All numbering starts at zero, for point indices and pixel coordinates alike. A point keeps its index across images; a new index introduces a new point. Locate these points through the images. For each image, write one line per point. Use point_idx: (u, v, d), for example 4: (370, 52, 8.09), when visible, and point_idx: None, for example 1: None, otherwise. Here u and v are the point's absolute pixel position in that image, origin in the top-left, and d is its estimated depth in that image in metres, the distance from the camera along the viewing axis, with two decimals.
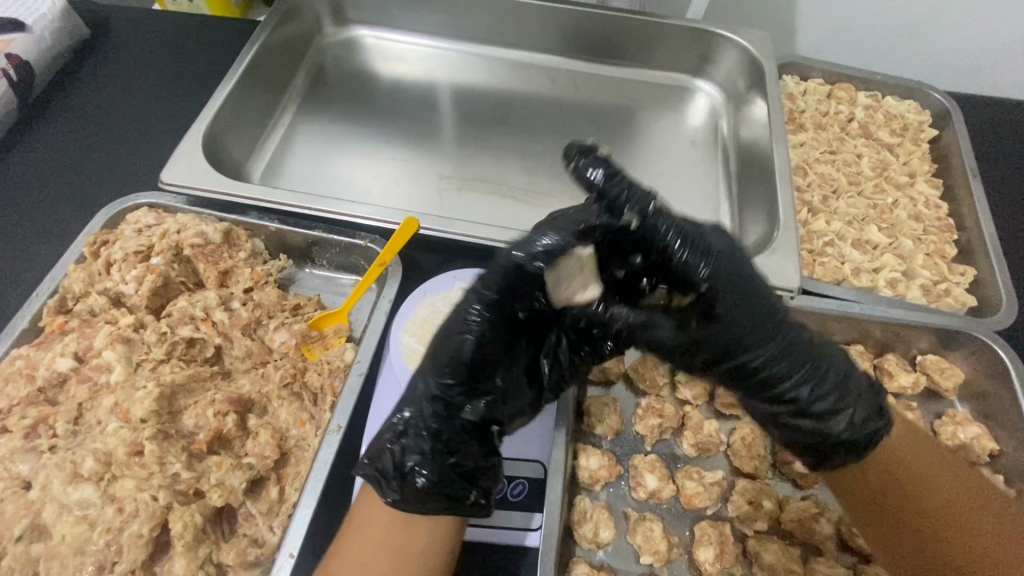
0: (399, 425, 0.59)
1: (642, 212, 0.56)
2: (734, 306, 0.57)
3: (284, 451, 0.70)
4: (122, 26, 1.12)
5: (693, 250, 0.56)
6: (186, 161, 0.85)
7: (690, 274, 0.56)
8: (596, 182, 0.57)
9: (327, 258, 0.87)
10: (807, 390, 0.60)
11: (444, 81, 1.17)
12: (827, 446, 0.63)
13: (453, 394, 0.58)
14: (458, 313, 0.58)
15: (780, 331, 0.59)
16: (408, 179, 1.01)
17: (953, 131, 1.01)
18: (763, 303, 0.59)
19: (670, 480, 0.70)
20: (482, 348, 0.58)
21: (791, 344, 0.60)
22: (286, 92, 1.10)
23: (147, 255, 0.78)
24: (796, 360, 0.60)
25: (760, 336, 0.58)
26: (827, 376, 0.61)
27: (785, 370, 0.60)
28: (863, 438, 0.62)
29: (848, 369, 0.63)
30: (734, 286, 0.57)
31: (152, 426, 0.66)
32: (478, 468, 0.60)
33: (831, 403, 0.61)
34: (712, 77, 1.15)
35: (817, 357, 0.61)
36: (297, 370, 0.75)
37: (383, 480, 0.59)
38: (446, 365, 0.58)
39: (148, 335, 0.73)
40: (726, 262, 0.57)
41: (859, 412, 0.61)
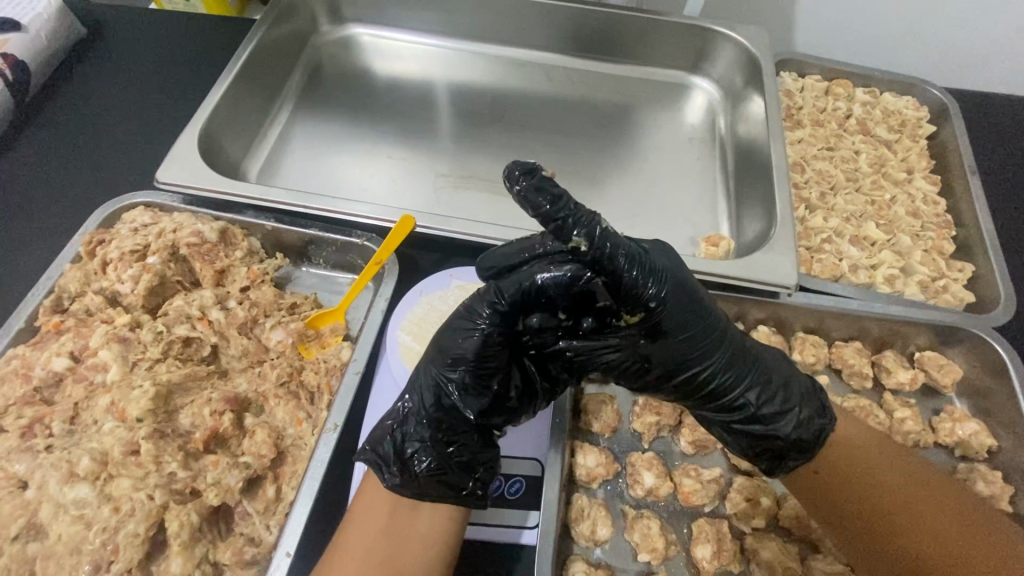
0: (403, 411, 0.61)
1: (590, 236, 0.53)
2: (681, 321, 0.58)
3: (281, 450, 0.69)
4: (118, 25, 1.12)
5: (641, 270, 0.55)
6: (181, 160, 0.84)
7: (638, 295, 0.55)
8: (543, 208, 0.52)
9: (324, 257, 0.87)
10: (753, 396, 0.61)
11: (440, 79, 1.16)
12: (774, 452, 0.62)
13: (453, 388, 0.60)
14: (465, 312, 0.60)
15: (722, 340, 0.60)
16: (404, 177, 1.00)
17: (952, 127, 1.01)
18: (707, 318, 0.59)
19: (667, 477, 0.70)
20: (485, 346, 0.59)
21: (735, 349, 0.61)
22: (283, 90, 1.10)
23: (143, 254, 0.78)
24: (739, 367, 0.61)
25: (703, 348, 0.59)
26: (772, 381, 0.62)
27: (732, 380, 0.61)
28: (811, 439, 0.61)
29: (789, 370, 0.65)
30: (680, 301, 0.58)
31: (148, 426, 0.65)
32: (476, 458, 0.60)
33: (777, 405, 0.61)
34: (709, 74, 1.15)
35: (757, 363, 0.62)
36: (293, 369, 0.75)
37: (382, 464, 0.60)
38: (451, 358, 0.60)
39: (144, 334, 0.73)
40: (671, 280, 0.57)
41: (803, 413, 0.62)
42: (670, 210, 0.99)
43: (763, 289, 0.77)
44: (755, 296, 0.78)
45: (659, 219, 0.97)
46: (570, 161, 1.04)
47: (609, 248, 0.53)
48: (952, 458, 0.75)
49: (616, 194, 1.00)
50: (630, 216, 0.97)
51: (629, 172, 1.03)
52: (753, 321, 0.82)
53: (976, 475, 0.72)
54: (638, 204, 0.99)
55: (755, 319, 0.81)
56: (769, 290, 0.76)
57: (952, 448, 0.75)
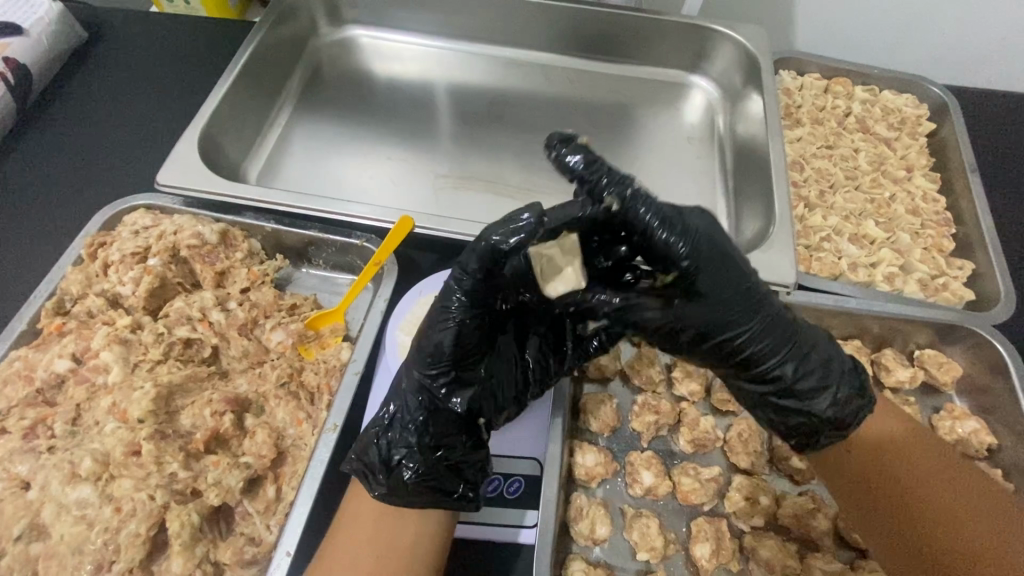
0: (386, 418, 0.61)
1: (622, 196, 0.53)
2: (716, 281, 0.55)
3: (281, 450, 0.70)
4: (118, 28, 1.13)
5: (671, 231, 0.53)
6: (181, 163, 0.85)
7: (671, 254, 0.53)
8: (578, 169, 0.53)
9: (323, 258, 0.87)
10: (792, 368, 0.59)
11: (440, 80, 1.16)
12: (808, 427, 0.62)
13: (438, 386, 0.60)
14: (439, 302, 0.58)
15: (763, 307, 0.58)
16: (404, 178, 1.01)
17: (951, 125, 1.01)
18: (746, 285, 0.56)
19: (666, 477, 0.70)
20: (462, 339, 0.58)
21: (772, 318, 0.58)
22: (283, 92, 1.11)
23: (144, 256, 0.79)
24: (780, 339, 0.58)
25: (741, 314, 0.56)
26: (810, 354, 0.60)
27: (769, 349, 0.58)
28: (846, 416, 0.61)
29: (830, 346, 0.62)
30: (715, 262, 0.54)
31: (149, 426, 0.66)
32: (464, 461, 0.61)
33: (816, 381, 0.60)
34: (708, 73, 1.15)
35: (799, 335, 0.60)
36: (294, 370, 0.75)
37: (370, 475, 0.60)
38: (429, 356, 0.59)
39: (145, 335, 0.74)
40: (706, 240, 0.55)
41: (841, 390, 0.61)
42: None
43: None
44: None
45: None
46: None
47: (641, 209, 0.53)
48: (952, 456, 0.75)
49: None
50: None
51: (630, 171, 1.03)
52: None
53: None
54: None
55: None
56: (767, 289, 0.76)
57: (951, 446, 0.75)
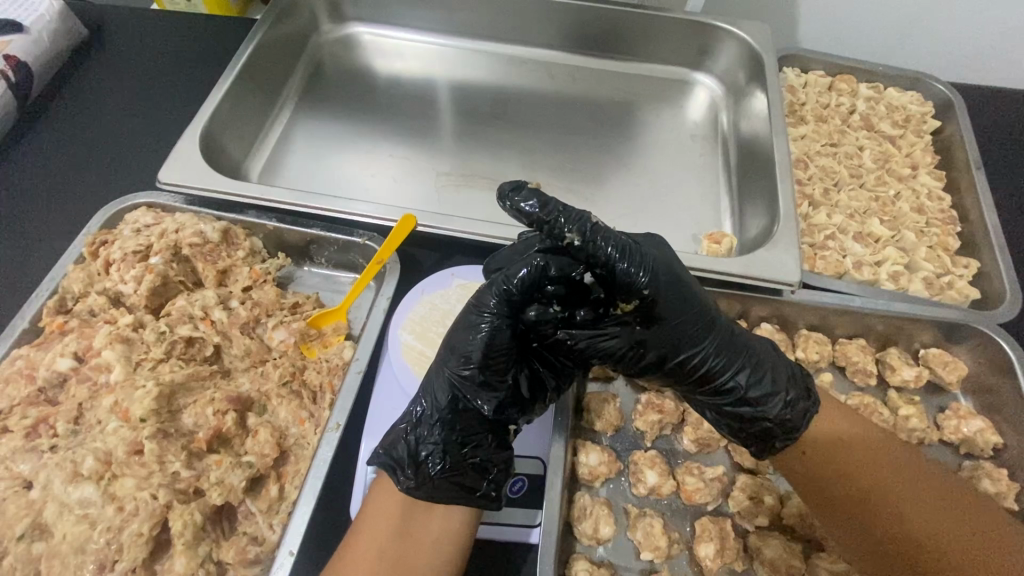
0: (417, 414, 0.62)
1: (581, 231, 0.56)
2: (675, 306, 0.58)
3: (284, 449, 0.70)
4: (121, 26, 1.12)
5: (631, 261, 0.56)
6: (184, 160, 0.85)
7: (632, 283, 0.56)
8: (534, 213, 0.56)
9: (326, 257, 0.87)
10: (745, 378, 0.62)
11: (442, 78, 1.16)
12: (762, 431, 0.63)
13: (469, 387, 0.60)
14: (474, 307, 0.61)
15: (715, 323, 0.61)
16: (405, 177, 1.00)
17: (956, 122, 1.00)
18: (699, 307, 0.60)
19: (670, 476, 0.70)
20: (494, 343, 0.60)
21: (725, 334, 0.61)
22: (284, 90, 1.10)
23: (146, 255, 0.78)
24: (730, 353, 0.61)
25: (698, 332, 0.60)
26: (761, 364, 0.63)
27: (724, 363, 0.61)
28: (798, 419, 0.62)
29: (775, 357, 0.65)
30: (670, 286, 0.58)
31: (151, 425, 0.66)
32: (491, 459, 0.61)
33: (768, 387, 0.62)
34: (712, 70, 1.14)
35: (750, 347, 0.63)
36: (296, 369, 0.75)
37: (397, 468, 0.60)
38: (464, 356, 0.60)
39: (147, 334, 0.73)
40: (662, 270, 0.58)
41: (791, 393, 0.62)
42: (673, 208, 0.98)
43: (767, 286, 0.76)
44: (758, 294, 0.77)
45: (662, 217, 0.97)
46: (571, 160, 1.04)
47: (599, 241, 0.55)
48: (957, 455, 0.75)
49: (617, 191, 0.99)
50: (631, 213, 0.97)
51: (633, 169, 1.03)
52: (756, 319, 0.81)
53: (981, 473, 0.71)
54: (641, 202, 0.98)
55: (759, 317, 0.81)
56: (771, 287, 0.76)
57: (956, 446, 0.74)
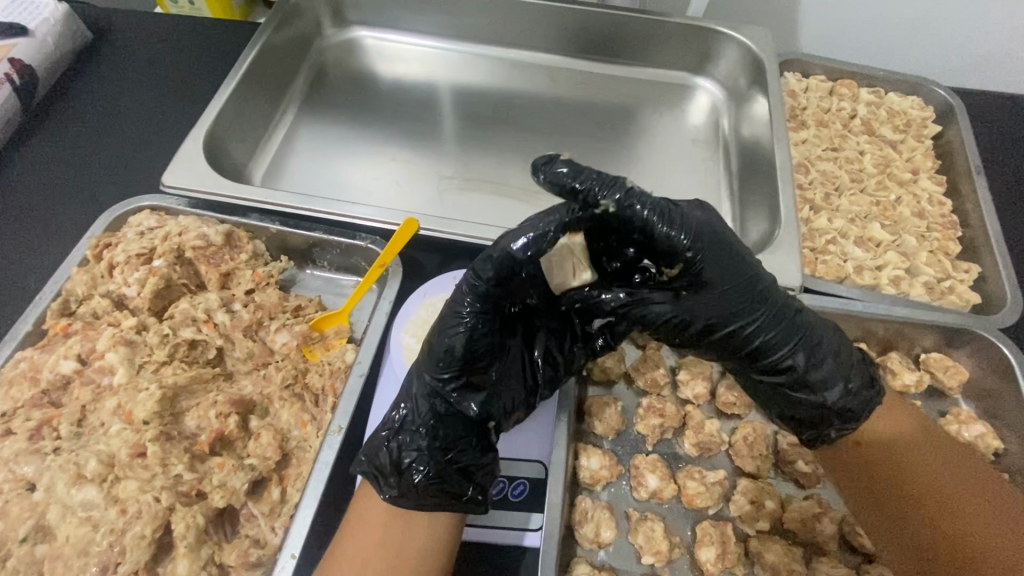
0: (397, 420, 0.62)
1: (618, 198, 0.55)
2: (722, 274, 0.58)
3: (286, 451, 0.70)
4: (124, 29, 1.13)
5: (670, 223, 0.56)
6: (187, 163, 0.85)
7: (674, 247, 0.56)
8: (566, 183, 0.55)
9: (328, 259, 0.87)
10: (802, 359, 0.61)
11: (445, 82, 1.17)
12: (819, 415, 0.63)
13: (451, 389, 0.61)
14: (450, 306, 0.59)
15: (769, 298, 0.60)
16: (407, 180, 1.01)
17: (957, 127, 1.00)
18: (749, 278, 0.59)
19: (671, 480, 0.70)
20: (473, 341, 0.59)
21: (780, 311, 0.60)
22: (287, 94, 1.11)
23: (149, 257, 0.79)
24: (787, 329, 0.60)
25: (750, 305, 0.59)
26: (818, 344, 0.62)
27: (780, 341, 0.60)
28: (859, 409, 0.62)
29: (838, 339, 0.64)
30: (715, 251, 0.58)
31: (154, 428, 0.66)
32: (474, 464, 0.61)
33: (827, 370, 0.61)
34: (713, 75, 1.14)
35: (807, 326, 0.61)
36: (298, 371, 0.75)
37: (380, 476, 0.61)
38: (441, 360, 0.60)
39: (150, 336, 0.74)
40: (707, 234, 0.58)
41: (853, 379, 0.62)
42: None
43: None
44: None
45: None
46: None
47: (636, 206, 0.55)
48: None
49: None
50: None
51: (635, 174, 1.03)
52: None
53: None
54: None
55: None
56: (774, 291, 0.76)
57: None
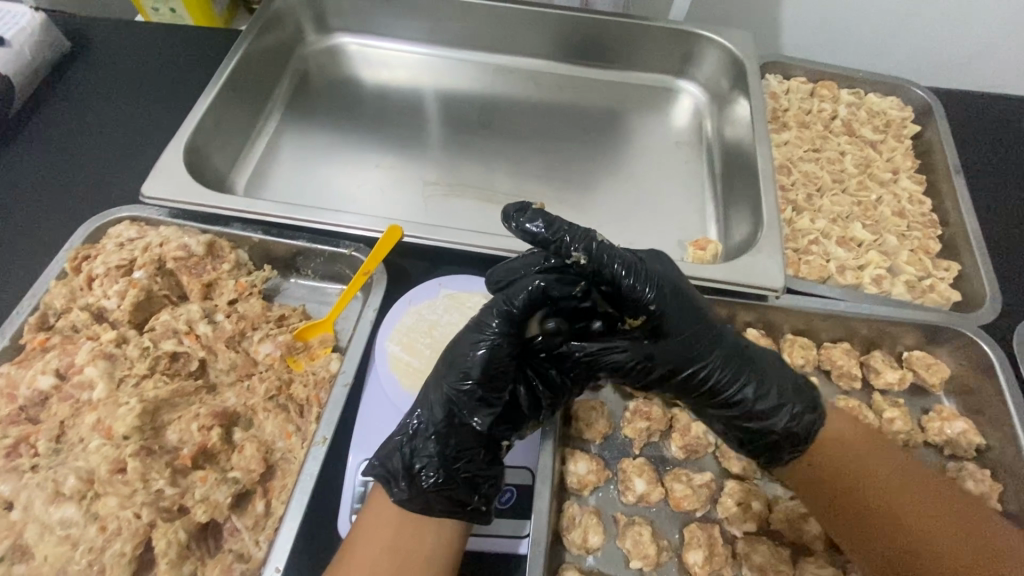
0: (412, 426, 0.62)
1: (588, 250, 0.58)
2: (678, 319, 0.61)
3: (271, 463, 0.69)
4: (102, 38, 1.11)
5: (637, 277, 0.59)
6: (166, 174, 0.84)
7: (639, 299, 0.59)
8: (541, 233, 0.59)
9: (312, 268, 0.86)
10: (752, 392, 0.63)
11: (429, 88, 1.16)
12: (769, 444, 0.64)
13: (466, 402, 0.61)
14: (477, 324, 0.61)
15: (721, 339, 0.63)
16: (392, 186, 1.00)
17: (935, 127, 1.02)
18: (701, 322, 0.62)
19: (658, 483, 0.70)
20: (493, 362, 0.60)
21: (728, 349, 0.63)
22: (270, 102, 1.10)
23: (129, 269, 0.78)
24: (737, 364, 0.63)
25: (702, 347, 0.62)
26: (765, 378, 0.64)
27: (729, 377, 0.62)
28: (803, 432, 0.63)
29: (780, 367, 0.66)
30: (675, 300, 0.61)
31: (134, 443, 0.65)
32: (481, 474, 0.61)
33: (773, 401, 0.63)
34: (696, 78, 1.15)
35: (755, 361, 0.64)
36: (282, 382, 0.74)
37: (391, 479, 0.60)
38: (463, 373, 0.61)
39: (130, 350, 0.73)
40: (668, 285, 0.61)
41: (798, 405, 0.63)
42: (661, 215, 0.99)
43: (751, 292, 0.77)
44: (742, 300, 0.78)
45: (648, 224, 0.97)
46: (557, 168, 1.05)
47: (605, 258, 0.58)
48: (942, 457, 0.75)
49: (604, 199, 1.00)
50: (617, 221, 0.97)
51: (619, 177, 1.04)
52: (742, 325, 0.81)
53: (965, 474, 0.72)
54: (628, 209, 0.99)
55: (744, 322, 0.81)
56: (757, 293, 0.76)
57: (940, 447, 0.75)
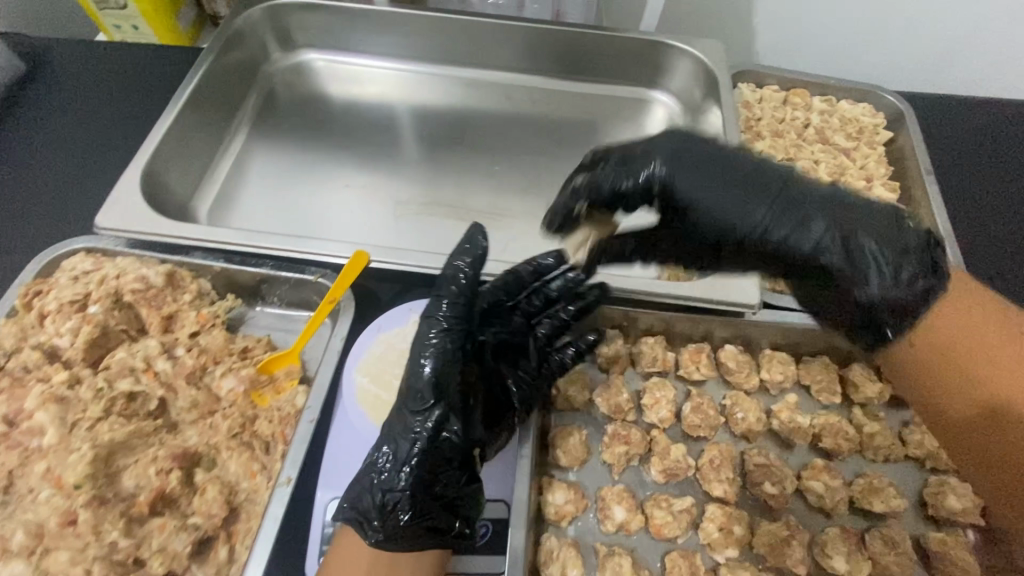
0: (382, 462, 0.61)
1: (581, 200, 0.62)
2: (688, 176, 0.58)
3: (234, 505, 0.67)
4: (58, 59, 1.07)
5: (626, 168, 0.59)
6: (123, 202, 0.81)
7: (632, 190, 0.60)
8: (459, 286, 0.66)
9: (278, 295, 0.83)
10: (818, 243, 0.53)
11: (399, 103, 1.14)
12: (863, 322, 0.53)
13: (426, 418, 0.61)
14: (419, 341, 0.65)
15: (770, 193, 0.56)
16: (362, 206, 0.98)
17: (907, 134, 1.01)
18: (733, 182, 0.57)
19: (638, 510, 0.68)
20: (441, 370, 0.63)
21: (780, 200, 0.55)
22: (235, 121, 1.07)
23: (84, 304, 0.75)
24: (789, 210, 0.55)
25: (737, 202, 0.57)
26: (838, 225, 0.53)
27: (782, 229, 0.55)
28: (909, 300, 0.50)
29: (888, 222, 0.52)
30: (700, 157, 0.58)
31: (86, 493, 0.62)
32: (460, 496, 0.61)
33: (850, 255, 0.52)
34: (668, 88, 1.14)
35: (823, 207, 0.54)
36: (246, 419, 0.72)
37: (363, 522, 0.59)
38: (415, 389, 0.62)
39: (84, 391, 0.69)
40: (669, 149, 0.59)
41: (893, 262, 0.51)
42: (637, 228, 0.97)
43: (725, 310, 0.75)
44: (720, 316, 0.77)
45: None
46: (529, 182, 1.03)
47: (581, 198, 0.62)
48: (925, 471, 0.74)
49: None
50: None
51: None
52: (720, 341, 0.80)
53: (947, 488, 0.70)
54: None
55: (722, 338, 0.80)
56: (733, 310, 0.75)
57: (923, 460, 0.74)
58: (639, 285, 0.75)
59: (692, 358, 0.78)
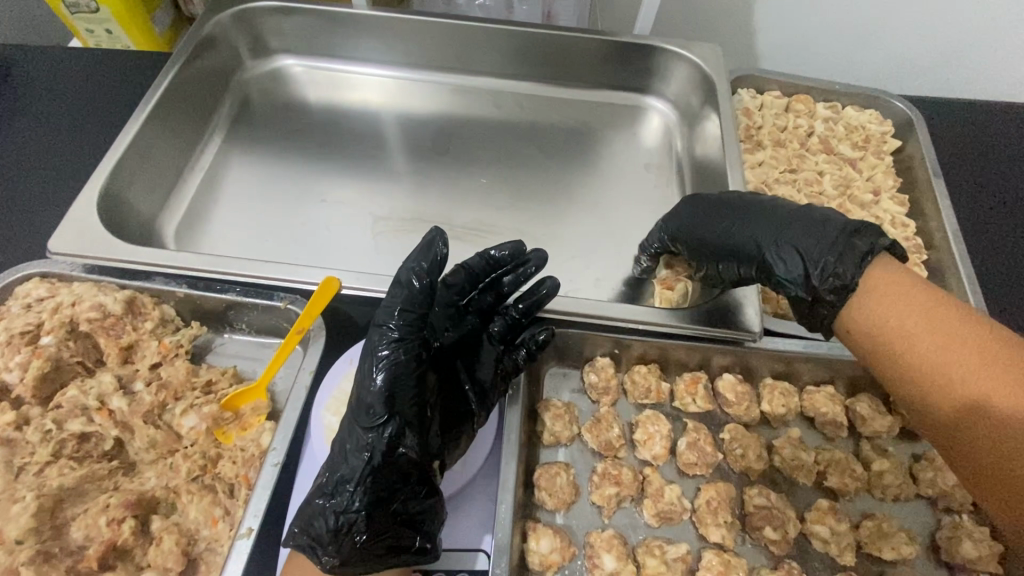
0: (333, 482, 0.57)
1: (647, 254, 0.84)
2: (688, 220, 0.74)
3: (194, 556, 0.62)
4: (21, 67, 1.02)
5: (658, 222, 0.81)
6: (78, 225, 0.76)
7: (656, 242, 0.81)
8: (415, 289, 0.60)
9: (246, 322, 0.78)
10: (774, 253, 0.64)
11: (382, 111, 1.08)
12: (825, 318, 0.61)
13: (381, 435, 0.57)
14: (368, 355, 0.59)
15: (753, 223, 0.68)
16: (340, 223, 0.93)
17: (917, 142, 0.96)
18: (733, 217, 0.70)
19: (629, 559, 0.63)
20: (396, 383, 0.58)
21: (761, 226, 0.67)
22: (207, 133, 1.02)
23: (35, 335, 0.70)
24: (759, 233, 0.66)
25: (728, 233, 0.69)
26: (791, 237, 0.63)
27: (753, 249, 0.66)
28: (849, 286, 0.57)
29: (825, 225, 0.62)
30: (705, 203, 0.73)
31: (29, 548, 0.58)
32: (419, 512, 0.58)
33: (798, 257, 0.62)
34: (664, 94, 1.09)
35: (788, 225, 0.64)
36: (207, 460, 0.67)
37: (316, 547, 0.56)
38: (369, 407, 0.57)
39: (31, 433, 0.65)
40: (691, 202, 0.75)
41: (834, 259, 0.59)
42: (631, 244, 0.92)
43: (725, 338, 0.70)
44: (718, 344, 0.71)
45: (616, 255, 0.90)
46: (517, 195, 0.97)
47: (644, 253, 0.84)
48: (936, 510, 0.69)
49: (569, 229, 0.93)
50: (583, 253, 0.90)
51: (584, 203, 0.97)
52: (718, 369, 0.75)
53: (962, 532, 0.66)
54: (593, 239, 0.92)
55: (721, 366, 0.74)
56: (731, 337, 0.70)
57: (934, 499, 0.69)
58: (591, 307, 0.70)
59: (688, 389, 0.73)
